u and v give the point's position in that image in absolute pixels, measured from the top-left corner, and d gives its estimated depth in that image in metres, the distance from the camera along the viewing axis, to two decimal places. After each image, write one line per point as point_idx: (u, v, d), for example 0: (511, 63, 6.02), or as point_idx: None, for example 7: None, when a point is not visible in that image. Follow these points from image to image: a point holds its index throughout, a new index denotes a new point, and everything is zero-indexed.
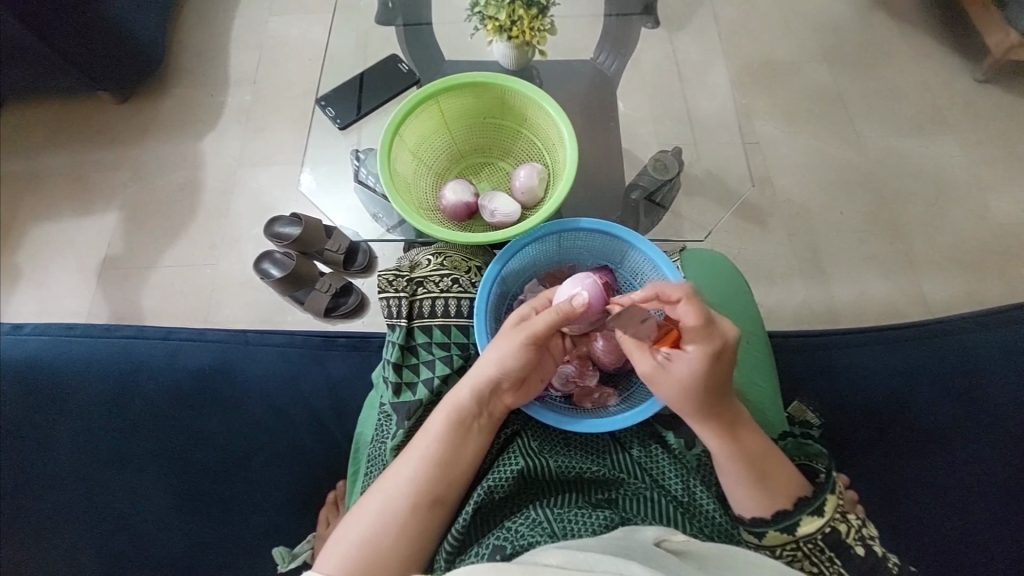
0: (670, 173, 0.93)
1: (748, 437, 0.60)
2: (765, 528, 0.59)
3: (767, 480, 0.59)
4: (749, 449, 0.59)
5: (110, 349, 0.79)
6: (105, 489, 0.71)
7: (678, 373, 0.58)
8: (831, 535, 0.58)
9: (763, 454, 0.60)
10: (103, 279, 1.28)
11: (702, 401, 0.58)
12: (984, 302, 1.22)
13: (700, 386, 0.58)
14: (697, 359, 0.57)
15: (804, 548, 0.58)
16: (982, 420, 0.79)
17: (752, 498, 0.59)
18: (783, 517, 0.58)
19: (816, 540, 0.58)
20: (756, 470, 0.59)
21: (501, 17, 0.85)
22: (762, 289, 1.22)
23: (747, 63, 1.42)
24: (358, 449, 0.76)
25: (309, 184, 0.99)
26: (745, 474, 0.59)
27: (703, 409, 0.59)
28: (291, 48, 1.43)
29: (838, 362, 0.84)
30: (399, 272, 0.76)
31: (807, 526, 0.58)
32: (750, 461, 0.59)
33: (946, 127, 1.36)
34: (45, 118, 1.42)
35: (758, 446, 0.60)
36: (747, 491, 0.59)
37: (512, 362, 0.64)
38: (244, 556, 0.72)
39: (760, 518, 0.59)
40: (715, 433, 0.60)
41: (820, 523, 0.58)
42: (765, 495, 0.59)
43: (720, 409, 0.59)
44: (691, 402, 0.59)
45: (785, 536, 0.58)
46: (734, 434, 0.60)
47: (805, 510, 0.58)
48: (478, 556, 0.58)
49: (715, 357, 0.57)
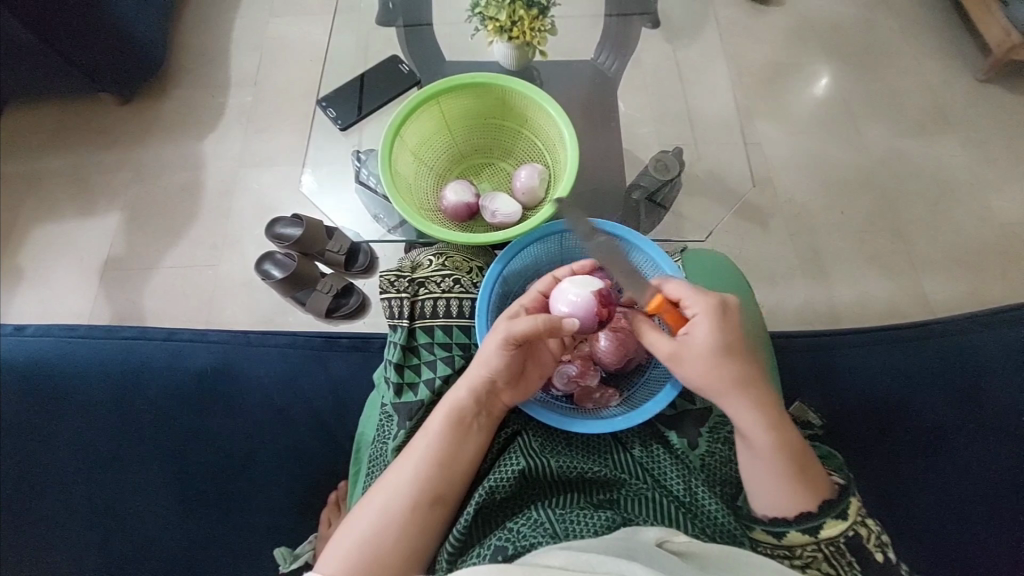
0: (670, 173, 0.93)
1: (781, 418, 0.60)
2: (786, 528, 0.59)
3: (800, 475, 0.58)
4: (783, 437, 0.59)
5: (113, 349, 0.79)
6: (107, 489, 0.71)
7: (703, 342, 0.60)
8: (854, 539, 0.58)
9: (796, 442, 0.60)
10: (105, 280, 1.28)
11: (729, 371, 0.60)
12: (986, 302, 1.22)
13: (724, 351, 0.60)
14: (712, 321, 0.61)
15: (825, 550, 0.58)
16: (986, 420, 0.79)
17: (784, 496, 0.58)
18: (806, 519, 0.58)
19: (837, 544, 0.58)
20: (791, 462, 0.59)
21: (501, 18, 0.85)
22: (763, 289, 1.22)
23: (747, 63, 1.42)
24: (359, 449, 0.76)
25: (310, 185, 0.99)
26: (781, 465, 0.58)
27: (734, 381, 0.60)
28: (291, 49, 1.44)
29: (841, 363, 0.84)
30: (401, 272, 0.76)
31: (830, 530, 0.58)
32: (786, 450, 0.59)
33: (947, 127, 1.36)
34: (46, 119, 1.42)
35: (791, 432, 0.60)
36: (780, 486, 0.58)
37: (497, 364, 0.63)
38: (245, 557, 0.72)
39: (783, 518, 0.59)
40: (750, 409, 0.60)
41: (843, 527, 0.58)
42: (795, 492, 0.58)
43: (750, 380, 0.60)
44: (720, 373, 0.60)
45: (807, 537, 0.58)
46: (768, 412, 0.60)
47: (830, 513, 0.58)
48: (479, 557, 0.58)
49: (723, 315, 0.61)
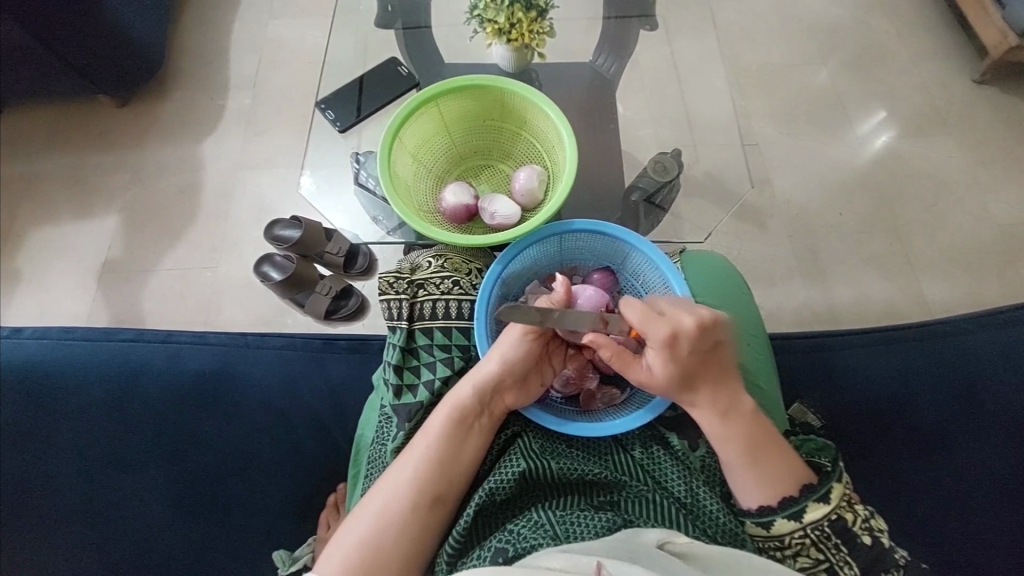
0: (670, 174, 0.93)
1: (745, 417, 0.61)
2: (772, 516, 0.59)
3: (765, 465, 0.60)
4: (742, 433, 0.61)
5: (109, 352, 0.78)
6: (103, 492, 0.71)
7: (657, 369, 0.61)
8: (838, 522, 0.58)
9: (763, 437, 0.61)
10: (103, 282, 1.28)
11: (686, 387, 0.61)
12: (983, 303, 1.22)
13: (680, 375, 0.61)
14: (661, 354, 0.60)
15: (812, 534, 0.58)
16: (980, 419, 0.79)
17: (756, 487, 0.60)
18: (789, 503, 0.58)
19: (823, 527, 0.58)
20: (752, 454, 0.60)
21: (500, 20, 0.85)
22: (762, 290, 1.22)
23: (745, 65, 1.42)
24: (358, 451, 0.76)
25: (309, 187, 0.99)
26: (737, 456, 0.60)
27: (690, 391, 0.62)
28: (290, 52, 1.44)
29: (838, 363, 0.84)
30: (399, 273, 0.75)
31: (813, 513, 0.58)
32: (744, 444, 0.60)
33: (945, 128, 1.37)
34: (44, 122, 1.42)
35: (756, 427, 0.61)
36: (745, 476, 0.60)
37: (495, 364, 0.65)
38: (245, 557, 0.73)
39: (767, 506, 0.59)
40: (707, 416, 0.62)
41: (826, 510, 0.58)
42: (763, 480, 0.59)
43: (705, 389, 0.61)
44: (676, 390, 0.62)
45: (793, 523, 0.58)
46: (729, 416, 0.61)
47: (811, 497, 0.58)
48: (479, 559, 0.58)
49: (675, 344, 0.60)
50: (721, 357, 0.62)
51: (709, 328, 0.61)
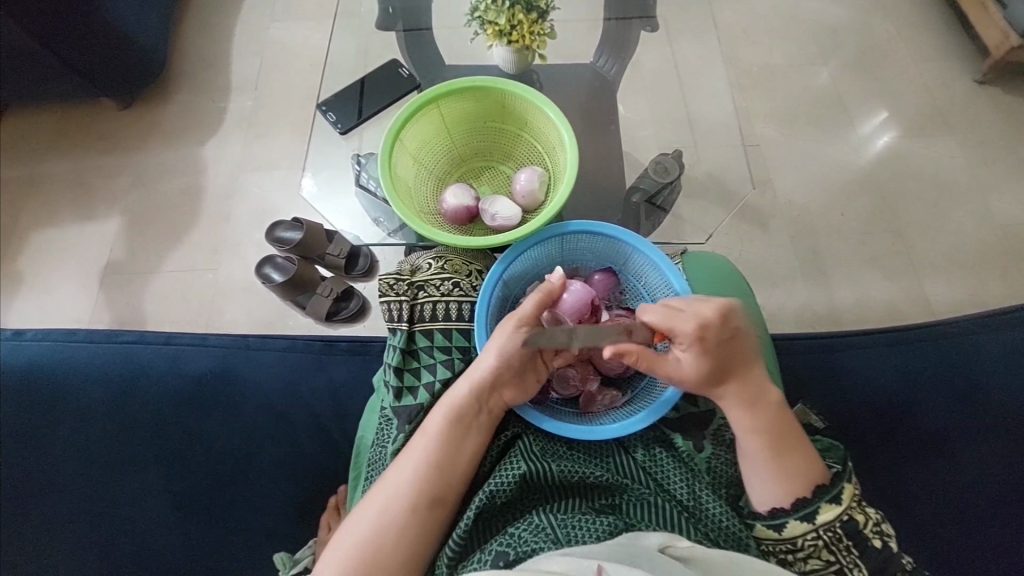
0: (671, 175, 0.92)
1: (772, 408, 0.62)
2: (784, 518, 0.59)
3: (787, 460, 0.60)
4: (769, 425, 0.61)
5: (110, 354, 0.78)
6: (105, 493, 0.71)
7: (688, 364, 0.61)
8: (849, 524, 0.58)
9: (786, 430, 0.61)
10: (105, 284, 1.28)
11: (713, 380, 0.62)
12: (986, 303, 1.21)
13: (709, 368, 0.61)
14: (692, 347, 0.60)
15: (824, 537, 0.58)
16: (984, 420, 0.78)
17: (772, 487, 0.59)
18: (802, 505, 0.58)
19: (834, 529, 0.58)
20: (775, 447, 0.60)
21: (501, 22, 0.85)
22: (764, 291, 1.22)
23: (746, 65, 1.42)
24: (359, 453, 0.76)
25: (310, 189, 0.99)
26: (763, 448, 0.60)
27: (719, 384, 0.62)
28: (292, 54, 1.44)
29: (840, 365, 0.84)
30: (399, 275, 0.76)
31: (825, 514, 0.58)
32: (769, 436, 0.60)
33: (947, 128, 1.36)
34: (47, 124, 1.43)
35: (781, 419, 0.61)
36: (767, 473, 0.60)
37: (491, 361, 0.64)
38: (246, 557, 0.73)
39: (780, 508, 0.59)
40: (737, 408, 0.62)
41: (837, 512, 0.58)
42: (783, 479, 0.59)
43: (733, 380, 0.62)
44: (704, 383, 0.62)
45: (805, 525, 0.58)
46: (757, 406, 0.61)
47: (823, 497, 0.58)
48: (480, 562, 0.58)
49: (701, 337, 0.60)
50: (743, 346, 0.63)
51: (729, 316, 0.62)
